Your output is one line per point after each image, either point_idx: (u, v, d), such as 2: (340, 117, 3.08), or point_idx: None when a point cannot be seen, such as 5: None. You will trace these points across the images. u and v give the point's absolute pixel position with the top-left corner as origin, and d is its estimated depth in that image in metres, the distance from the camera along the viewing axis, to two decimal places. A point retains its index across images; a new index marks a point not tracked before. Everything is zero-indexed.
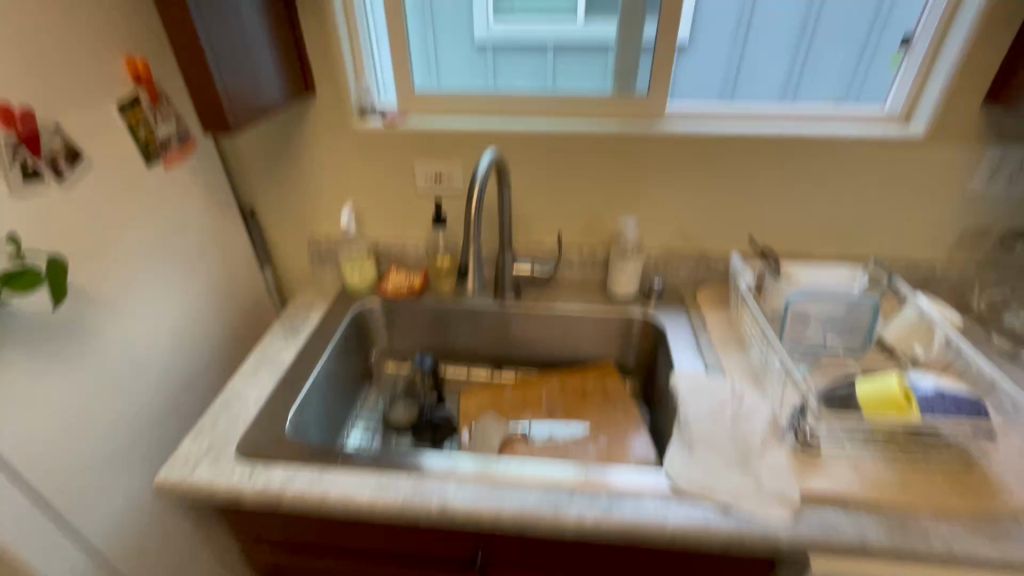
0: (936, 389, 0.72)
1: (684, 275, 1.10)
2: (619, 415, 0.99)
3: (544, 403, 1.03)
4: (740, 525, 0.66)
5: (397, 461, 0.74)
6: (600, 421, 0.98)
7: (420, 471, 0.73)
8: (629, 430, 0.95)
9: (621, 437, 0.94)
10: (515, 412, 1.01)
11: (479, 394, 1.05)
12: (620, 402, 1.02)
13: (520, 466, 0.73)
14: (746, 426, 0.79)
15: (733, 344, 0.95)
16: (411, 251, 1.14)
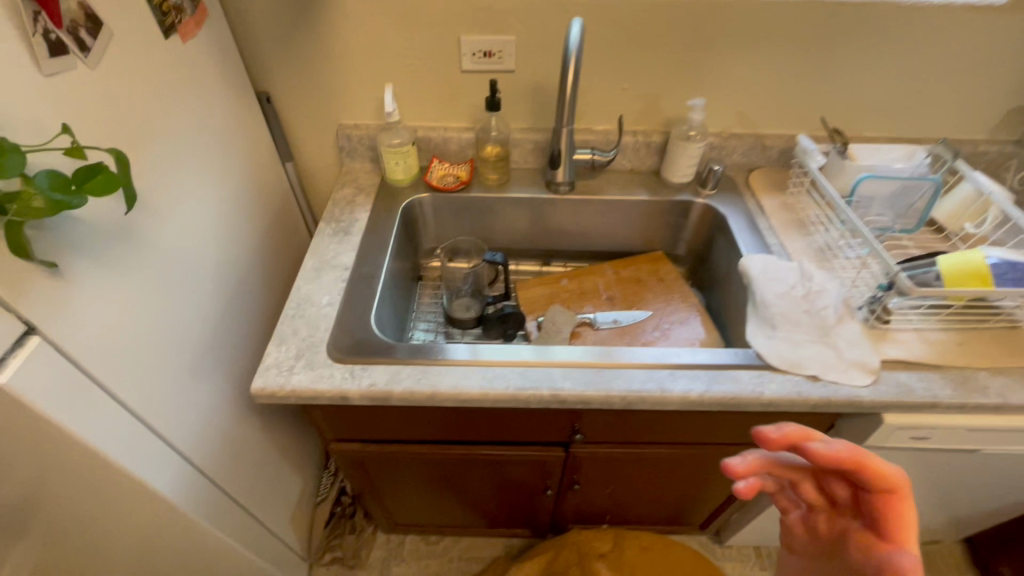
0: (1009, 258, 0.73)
1: (737, 160, 1.08)
2: (676, 301, 1.02)
3: (601, 293, 1.04)
4: (830, 392, 0.72)
5: (497, 354, 0.75)
6: (659, 308, 1.01)
7: (524, 362, 0.74)
8: (690, 314, 0.99)
9: (681, 321, 0.98)
10: (575, 303, 1.02)
11: (537, 287, 1.05)
12: (676, 288, 1.04)
13: (618, 353, 0.76)
14: (821, 303, 0.83)
15: (793, 228, 0.97)
16: (452, 140, 1.05)
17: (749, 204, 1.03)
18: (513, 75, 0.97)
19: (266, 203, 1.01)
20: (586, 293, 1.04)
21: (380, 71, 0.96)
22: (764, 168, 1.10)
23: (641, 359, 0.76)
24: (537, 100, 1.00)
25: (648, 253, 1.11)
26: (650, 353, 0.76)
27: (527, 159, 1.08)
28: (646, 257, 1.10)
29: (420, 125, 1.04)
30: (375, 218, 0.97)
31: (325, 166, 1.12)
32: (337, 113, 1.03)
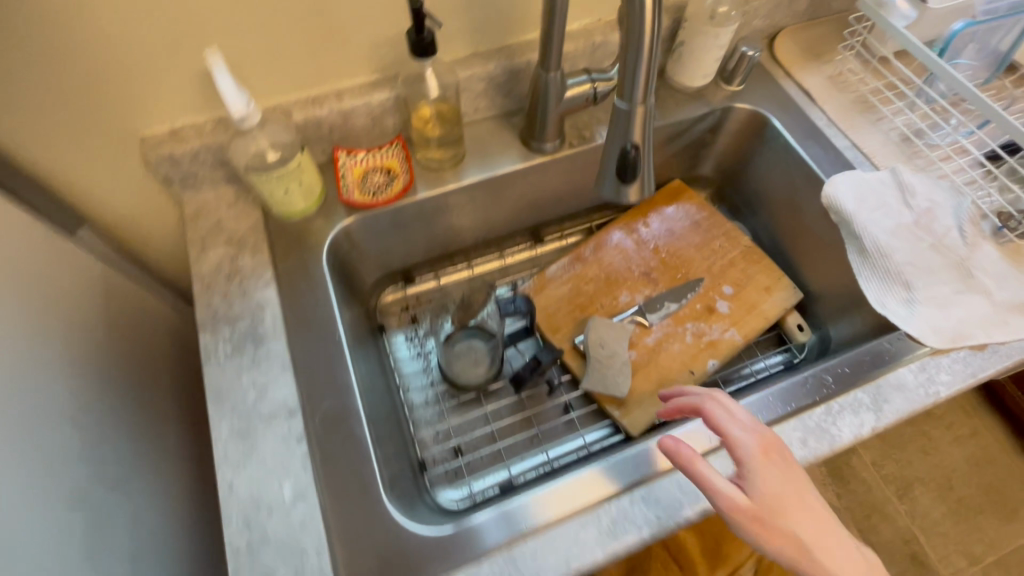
0: None
1: (758, 27, 0.77)
2: (725, 250, 0.78)
3: (631, 270, 0.77)
4: (1003, 360, 0.56)
5: (601, 479, 0.49)
6: (709, 268, 0.77)
7: (643, 479, 0.49)
8: (747, 263, 0.77)
9: (743, 279, 0.76)
10: (606, 298, 0.75)
11: (548, 288, 0.76)
12: (717, 229, 0.79)
13: (753, 407, 0.53)
14: (941, 228, 0.63)
15: (857, 116, 0.73)
16: (358, 113, 0.62)
17: (790, 93, 0.75)
18: None
19: (85, 325, 0.57)
20: (615, 278, 0.76)
21: (178, 24, 0.49)
22: (789, 29, 0.79)
23: (780, 401, 0.54)
24: (473, 8, 0.60)
25: (665, 187, 0.82)
26: (790, 389, 0.54)
27: (479, 107, 0.69)
28: (665, 195, 0.82)
29: (295, 103, 0.60)
30: (292, 294, 0.58)
31: (152, 212, 0.65)
32: (129, 123, 0.55)
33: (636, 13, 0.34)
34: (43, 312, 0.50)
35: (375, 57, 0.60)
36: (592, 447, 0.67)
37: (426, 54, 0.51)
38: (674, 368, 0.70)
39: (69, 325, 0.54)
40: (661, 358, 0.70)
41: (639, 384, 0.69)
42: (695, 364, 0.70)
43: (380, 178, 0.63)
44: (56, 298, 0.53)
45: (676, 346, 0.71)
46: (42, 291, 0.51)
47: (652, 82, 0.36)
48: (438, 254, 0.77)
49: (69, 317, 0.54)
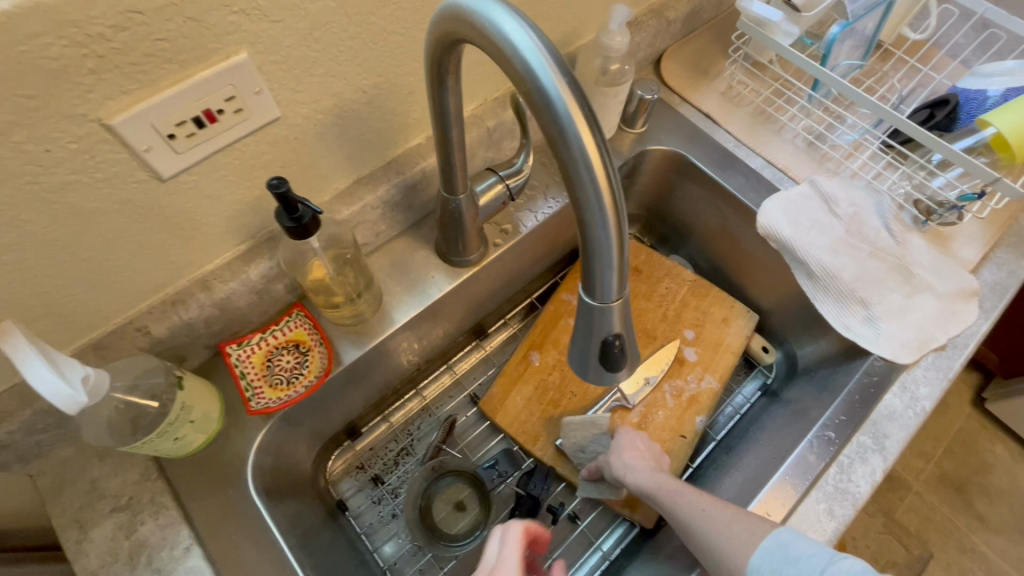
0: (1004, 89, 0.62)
1: (642, 59, 0.72)
2: (674, 291, 0.75)
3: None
4: (964, 352, 0.58)
5: None
6: (664, 316, 0.73)
7: None
8: (699, 301, 0.74)
9: (700, 318, 0.73)
10: (574, 384, 0.69)
11: (512, 392, 0.68)
12: (661, 272, 0.76)
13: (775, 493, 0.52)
14: (872, 231, 0.64)
15: (760, 129, 0.71)
16: (239, 296, 0.50)
17: (692, 119, 0.73)
18: (282, 122, 0.42)
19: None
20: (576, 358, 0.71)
21: None
22: (670, 51, 0.76)
23: (794, 472, 0.53)
24: (345, 138, 0.49)
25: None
26: (799, 461, 0.53)
27: (380, 231, 0.58)
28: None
29: (150, 313, 0.46)
30: (225, 553, 0.46)
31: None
32: None
33: (593, 213, 0.26)
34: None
35: (241, 227, 0.47)
36: (613, 556, 0.63)
37: (307, 232, 0.42)
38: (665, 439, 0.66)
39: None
40: (649, 429, 0.67)
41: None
42: (683, 426, 0.67)
43: (289, 356, 0.52)
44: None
45: (659, 412, 0.67)
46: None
47: (627, 273, 0.29)
48: (379, 396, 0.67)
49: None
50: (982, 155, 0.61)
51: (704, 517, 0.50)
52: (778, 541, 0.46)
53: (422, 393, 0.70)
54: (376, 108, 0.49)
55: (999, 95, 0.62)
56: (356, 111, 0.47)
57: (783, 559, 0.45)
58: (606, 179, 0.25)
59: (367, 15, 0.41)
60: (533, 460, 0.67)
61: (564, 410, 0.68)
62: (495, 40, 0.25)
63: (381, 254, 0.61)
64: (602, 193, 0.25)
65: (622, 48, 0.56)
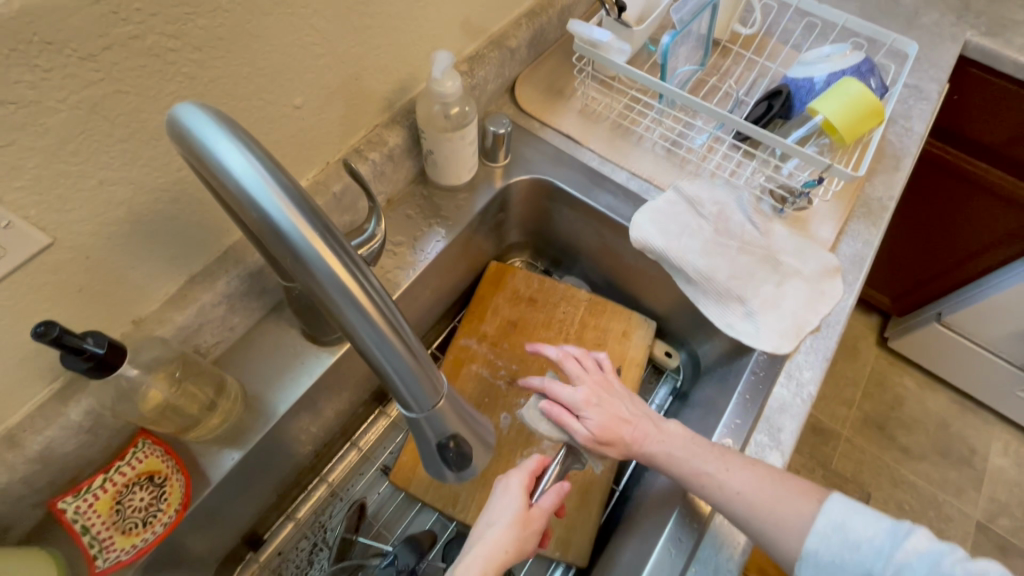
0: (826, 76, 0.66)
1: (493, 90, 0.71)
2: (571, 313, 0.72)
3: (496, 384, 0.68)
4: (835, 329, 0.61)
5: None
6: (567, 340, 0.71)
7: None
8: (599, 318, 0.72)
9: (602, 336, 0.71)
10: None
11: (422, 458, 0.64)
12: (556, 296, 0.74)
13: (689, 509, 0.53)
14: (736, 226, 0.66)
15: (619, 142, 0.72)
16: (61, 445, 0.43)
17: (554, 143, 0.72)
18: (59, 246, 0.37)
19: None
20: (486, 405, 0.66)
21: None
22: (522, 77, 0.76)
23: None
24: (157, 242, 0.43)
25: (485, 276, 0.74)
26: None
27: (234, 325, 0.53)
28: (488, 284, 0.73)
29: None
30: None
31: None
32: None
33: (368, 335, 0.24)
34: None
35: (47, 366, 0.41)
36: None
37: (109, 367, 0.36)
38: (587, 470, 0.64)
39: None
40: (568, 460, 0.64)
41: (566, 509, 0.62)
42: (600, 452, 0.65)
43: (143, 492, 0.46)
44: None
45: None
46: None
47: (436, 378, 0.27)
48: (277, 495, 0.61)
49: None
50: (818, 140, 0.64)
51: (751, 496, 0.49)
52: (832, 524, 0.47)
53: (327, 478, 0.65)
54: (189, 203, 0.44)
55: (824, 80, 0.66)
56: (162, 210, 0.42)
57: (840, 539, 0.46)
58: (369, 300, 0.23)
59: (139, 114, 0.36)
60: (456, 523, 0.62)
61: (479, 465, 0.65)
62: (213, 173, 0.22)
63: (243, 348, 0.55)
64: (371, 316, 0.23)
65: (455, 93, 0.54)
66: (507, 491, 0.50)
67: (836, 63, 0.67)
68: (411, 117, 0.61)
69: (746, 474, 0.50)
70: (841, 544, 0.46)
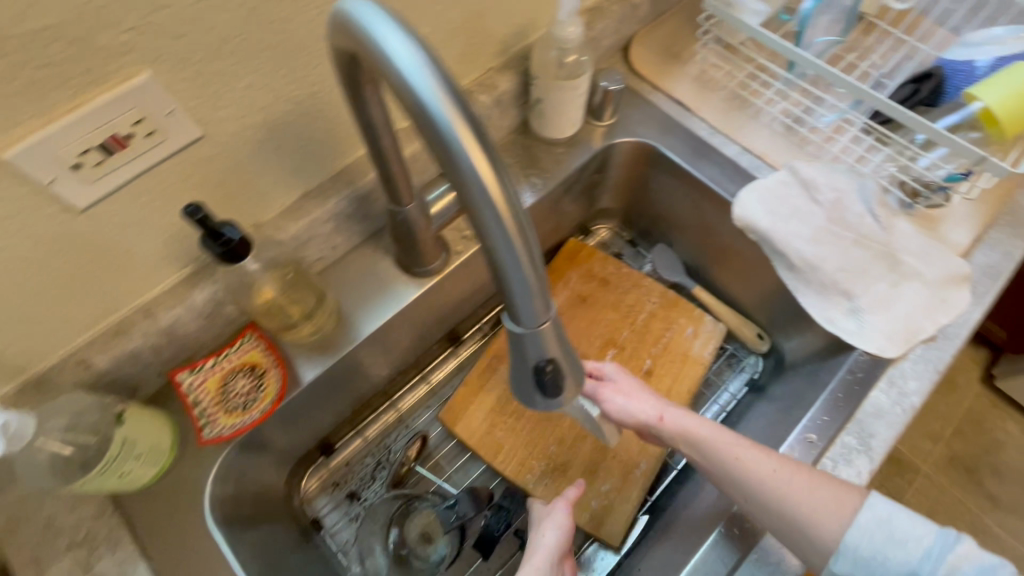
0: (994, 62, 0.58)
1: (608, 46, 0.69)
2: (645, 299, 0.73)
3: None
4: (951, 342, 0.55)
5: None
6: (632, 327, 0.72)
7: None
8: (680, 322, 0.71)
9: (668, 326, 0.72)
10: (546, 430, 0.66)
11: (464, 408, 0.66)
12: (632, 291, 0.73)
13: (728, 535, 0.51)
14: (855, 217, 0.60)
15: (735, 113, 0.68)
16: (183, 323, 0.48)
17: (663, 107, 0.69)
18: (207, 140, 0.40)
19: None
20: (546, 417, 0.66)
21: None
22: (640, 36, 0.73)
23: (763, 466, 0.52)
24: (284, 151, 0.46)
25: (562, 251, 0.75)
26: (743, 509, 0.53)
27: (336, 244, 0.56)
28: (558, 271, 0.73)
29: (87, 344, 0.44)
30: None
31: None
32: None
33: (496, 237, 0.23)
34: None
35: (182, 252, 0.45)
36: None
37: (239, 256, 0.40)
38: (625, 436, 0.65)
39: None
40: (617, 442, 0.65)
41: (607, 481, 0.63)
42: (650, 447, 0.65)
43: (246, 380, 0.51)
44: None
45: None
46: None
47: (548, 297, 0.27)
48: (353, 410, 0.66)
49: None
50: (969, 132, 0.57)
51: (781, 484, 0.47)
52: (880, 520, 0.45)
53: (398, 404, 0.69)
54: (315, 119, 0.46)
55: (988, 65, 0.58)
56: (294, 123, 0.45)
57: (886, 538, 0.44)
58: (504, 196, 0.23)
59: (288, 22, 0.38)
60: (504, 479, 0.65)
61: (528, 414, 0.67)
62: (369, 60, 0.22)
63: (341, 268, 0.59)
64: (503, 219, 0.23)
65: (576, 39, 0.53)
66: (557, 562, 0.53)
67: (1007, 48, 0.59)
68: (524, 65, 0.61)
69: (780, 463, 0.48)
70: (887, 540, 0.44)
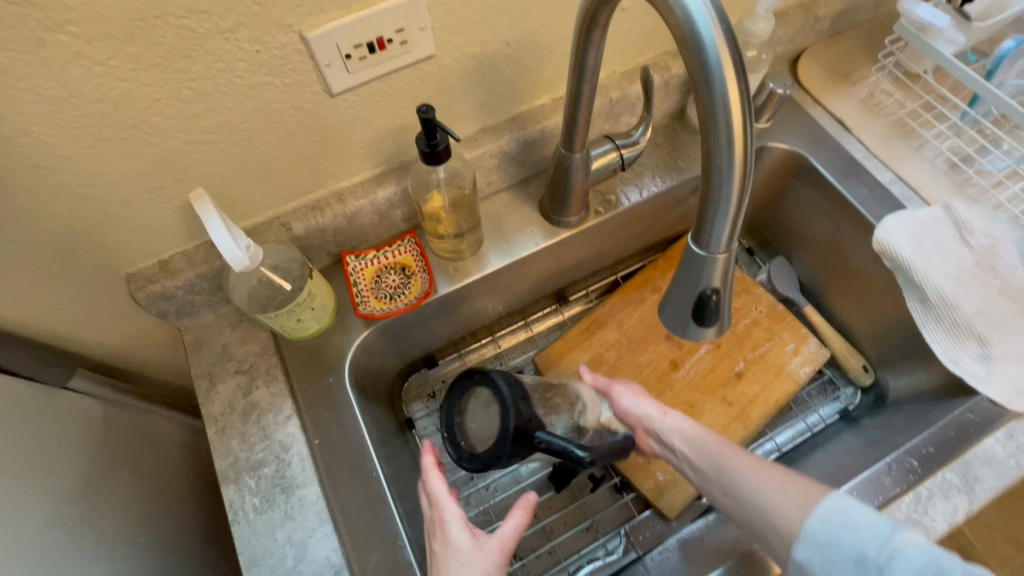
0: None
1: (779, 54, 0.70)
2: (751, 306, 0.72)
3: (655, 335, 0.72)
4: None
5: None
6: (733, 327, 0.72)
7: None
8: (784, 332, 0.71)
9: (769, 337, 0.71)
10: None
11: (559, 359, 0.70)
12: (743, 293, 0.73)
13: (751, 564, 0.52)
14: (1007, 267, 0.58)
15: (896, 141, 0.67)
16: (362, 213, 0.55)
17: (821, 121, 0.70)
18: (435, 60, 0.47)
19: (76, 505, 0.50)
20: None
21: (153, 164, 0.42)
22: (812, 50, 0.73)
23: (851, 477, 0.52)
24: (482, 85, 0.52)
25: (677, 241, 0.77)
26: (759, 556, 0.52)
27: (491, 180, 0.62)
28: (669, 260, 0.75)
29: (291, 210, 0.53)
30: (317, 428, 0.53)
31: (144, 341, 0.58)
32: (108, 265, 0.49)
33: (722, 154, 0.27)
34: (7, 517, 0.42)
35: (380, 152, 0.53)
36: (617, 555, 0.61)
37: (438, 160, 0.45)
38: (707, 424, 0.67)
39: (56, 508, 0.48)
40: None
41: None
42: (731, 440, 0.66)
43: (395, 276, 0.59)
44: (31, 489, 0.46)
45: (708, 418, 0.67)
46: (8, 487, 0.43)
47: (739, 227, 0.30)
48: (459, 334, 0.70)
49: (53, 499, 0.48)
50: None
51: (770, 489, 0.44)
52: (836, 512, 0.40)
53: (498, 341, 0.74)
54: (515, 62, 0.52)
55: None
56: (499, 61, 0.51)
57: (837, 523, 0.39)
58: (741, 119, 0.27)
59: None
60: None
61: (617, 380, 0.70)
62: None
63: (487, 204, 0.65)
64: (735, 141, 0.27)
65: (762, 35, 0.56)
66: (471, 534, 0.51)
67: None
68: None
69: (771, 474, 0.45)
70: (840, 525, 0.39)
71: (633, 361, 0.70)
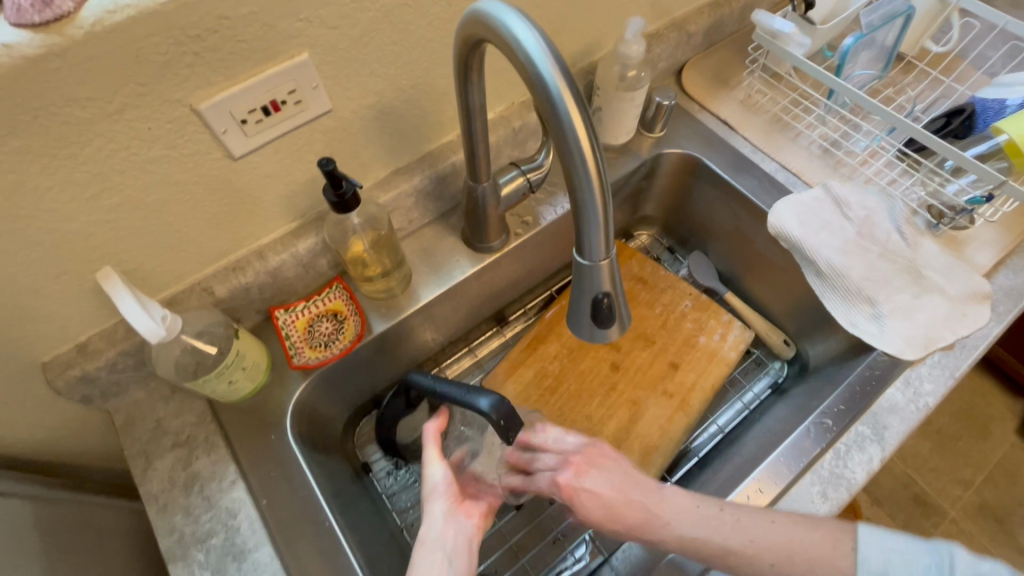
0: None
1: (663, 67, 0.77)
2: (678, 300, 0.77)
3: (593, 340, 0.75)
4: (972, 354, 0.59)
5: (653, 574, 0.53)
6: (664, 322, 0.76)
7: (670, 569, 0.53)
8: (710, 318, 0.76)
9: (698, 328, 0.75)
10: (580, 405, 0.71)
11: (507, 378, 0.72)
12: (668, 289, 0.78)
13: None
14: (883, 233, 0.65)
15: (775, 134, 0.74)
16: (285, 267, 0.56)
17: (709, 125, 0.76)
18: (333, 114, 0.49)
19: None
20: (577, 398, 0.71)
21: (56, 250, 0.42)
22: (692, 62, 0.80)
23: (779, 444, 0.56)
24: (386, 131, 0.55)
25: None
26: None
27: (412, 217, 0.65)
28: None
29: (212, 274, 0.53)
30: (263, 487, 0.52)
31: (72, 429, 0.56)
32: (21, 358, 0.47)
33: (580, 175, 0.31)
34: None
35: (295, 205, 0.54)
36: (586, 560, 0.63)
37: (348, 208, 0.47)
38: (653, 417, 0.70)
39: None
40: (641, 425, 0.69)
41: (631, 456, 0.68)
42: (676, 428, 0.69)
43: (328, 323, 0.58)
44: None
45: (653, 412, 0.70)
46: None
47: (612, 235, 0.34)
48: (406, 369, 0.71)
49: None
50: (995, 163, 0.60)
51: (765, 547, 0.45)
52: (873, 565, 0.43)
53: (444, 370, 0.75)
54: (414, 106, 0.55)
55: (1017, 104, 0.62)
56: (399, 106, 0.54)
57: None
58: (589, 143, 0.30)
59: (408, 24, 0.48)
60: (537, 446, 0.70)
61: (563, 390, 0.72)
62: (502, 42, 0.31)
63: (413, 240, 0.67)
64: (589, 162, 0.30)
65: (637, 56, 0.61)
66: (443, 501, 0.47)
67: None
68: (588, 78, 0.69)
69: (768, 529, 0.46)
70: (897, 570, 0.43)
71: (578, 369, 0.73)
